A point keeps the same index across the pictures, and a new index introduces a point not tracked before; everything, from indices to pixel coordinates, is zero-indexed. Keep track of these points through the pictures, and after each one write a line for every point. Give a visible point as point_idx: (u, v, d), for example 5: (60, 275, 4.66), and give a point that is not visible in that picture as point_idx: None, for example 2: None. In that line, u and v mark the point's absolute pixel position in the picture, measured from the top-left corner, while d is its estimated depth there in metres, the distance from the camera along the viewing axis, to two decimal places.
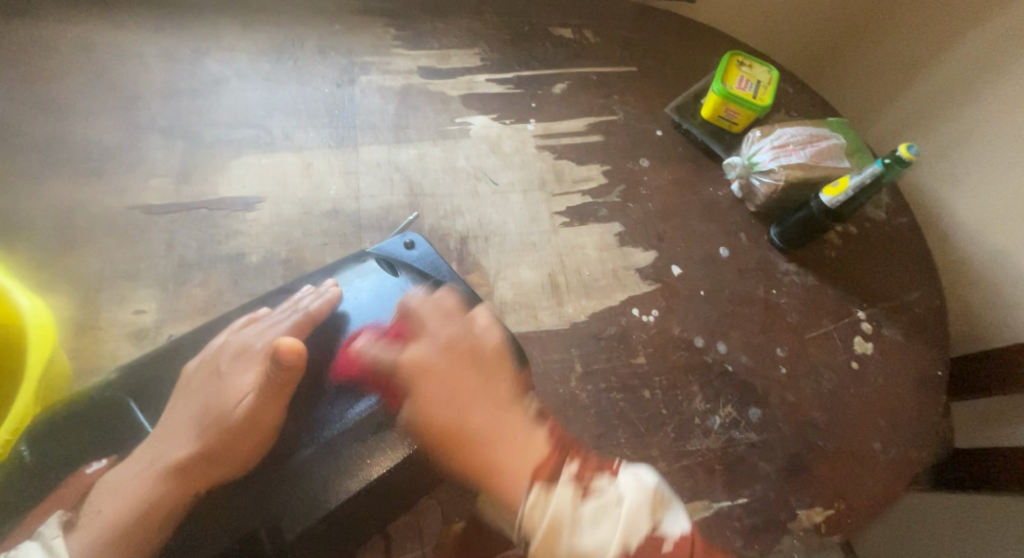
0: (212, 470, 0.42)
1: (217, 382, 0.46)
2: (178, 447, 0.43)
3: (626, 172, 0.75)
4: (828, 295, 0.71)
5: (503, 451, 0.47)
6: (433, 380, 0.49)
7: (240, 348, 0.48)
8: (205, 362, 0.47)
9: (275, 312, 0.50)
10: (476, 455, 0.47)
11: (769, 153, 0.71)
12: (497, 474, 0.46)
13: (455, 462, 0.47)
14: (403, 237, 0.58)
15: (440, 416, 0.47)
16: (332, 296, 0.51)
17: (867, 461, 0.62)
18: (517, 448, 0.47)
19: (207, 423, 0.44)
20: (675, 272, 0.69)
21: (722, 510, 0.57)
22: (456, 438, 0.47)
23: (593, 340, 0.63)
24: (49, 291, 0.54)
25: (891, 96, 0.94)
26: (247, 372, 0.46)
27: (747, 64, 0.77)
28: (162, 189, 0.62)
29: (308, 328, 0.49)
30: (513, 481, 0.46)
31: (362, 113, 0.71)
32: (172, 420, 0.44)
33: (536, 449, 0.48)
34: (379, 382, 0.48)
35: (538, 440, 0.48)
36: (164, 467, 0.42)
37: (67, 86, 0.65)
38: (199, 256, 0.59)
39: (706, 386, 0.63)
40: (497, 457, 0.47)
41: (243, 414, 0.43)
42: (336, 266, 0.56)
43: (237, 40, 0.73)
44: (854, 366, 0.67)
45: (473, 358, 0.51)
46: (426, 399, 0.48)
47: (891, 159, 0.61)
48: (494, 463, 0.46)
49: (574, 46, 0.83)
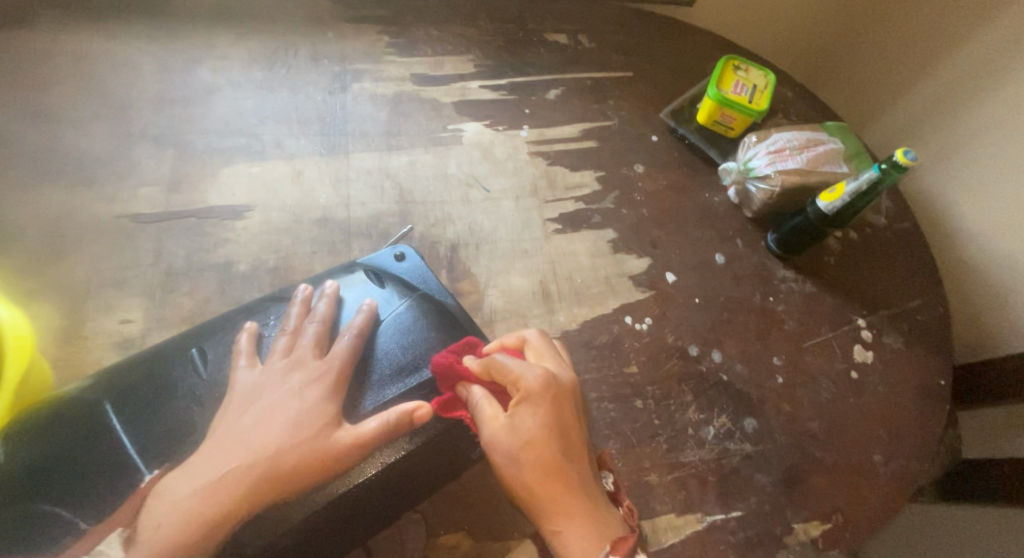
0: (281, 493, 0.41)
1: (277, 382, 0.45)
2: (237, 440, 0.42)
3: (619, 178, 0.74)
4: (827, 302, 0.70)
5: (572, 523, 0.43)
6: (523, 441, 0.44)
7: (314, 370, 0.46)
8: (217, 379, 0.46)
9: (308, 327, 0.49)
10: (567, 495, 0.44)
11: (765, 158, 0.69)
12: (568, 520, 0.43)
13: (529, 483, 0.44)
14: (393, 247, 0.58)
15: (529, 442, 0.44)
16: (369, 310, 0.50)
17: (867, 473, 0.60)
18: (588, 524, 0.43)
19: (264, 420, 0.43)
20: (670, 279, 0.68)
21: (715, 523, 0.56)
22: (550, 465, 0.44)
23: (584, 348, 0.62)
24: (36, 300, 0.55)
25: (895, 100, 0.92)
26: (316, 399, 0.44)
27: (743, 68, 0.75)
28: (152, 198, 0.62)
29: (329, 335, 0.49)
30: (583, 539, 0.43)
31: (354, 121, 0.71)
32: (237, 434, 0.42)
33: (614, 521, 0.44)
34: (362, 396, 0.47)
35: (609, 516, 0.44)
36: (228, 484, 0.40)
37: (59, 96, 0.66)
38: (187, 264, 0.59)
39: (700, 395, 0.62)
40: (565, 529, 0.43)
41: (342, 450, 0.42)
42: (325, 274, 0.55)
43: (230, 49, 0.73)
44: (853, 376, 0.65)
45: (559, 408, 0.46)
46: (530, 421, 0.45)
47: (888, 165, 0.59)
48: (561, 532, 0.43)
49: (569, 51, 0.82)
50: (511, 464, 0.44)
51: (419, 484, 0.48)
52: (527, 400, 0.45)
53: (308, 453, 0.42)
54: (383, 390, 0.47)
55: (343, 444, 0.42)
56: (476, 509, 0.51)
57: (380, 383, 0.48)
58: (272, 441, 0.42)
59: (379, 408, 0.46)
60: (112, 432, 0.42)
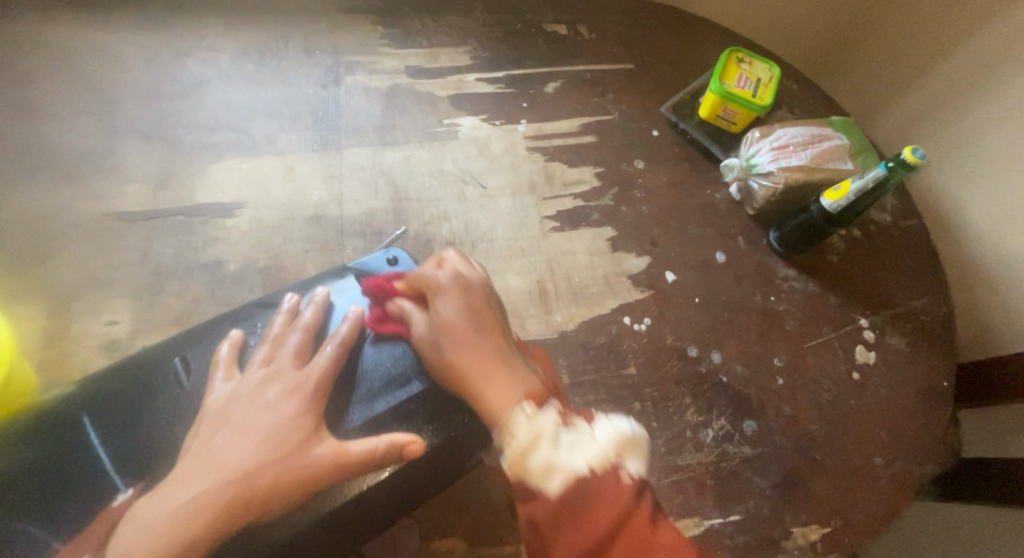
0: (260, 512, 0.40)
1: (256, 397, 0.44)
2: (214, 459, 0.41)
3: (619, 175, 0.72)
4: (829, 301, 0.68)
5: (492, 383, 0.47)
6: (442, 327, 0.49)
7: (292, 382, 0.45)
8: (195, 389, 0.45)
9: (292, 336, 0.48)
10: (485, 362, 0.48)
11: (768, 154, 0.68)
12: (489, 381, 0.47)
13: (448, 358, 0.47)
14: (386, 251, 0.55)
15: (448, 323, 0.49)
16: (356, 318, 0.49)
17: (867, 476, 0.59)
18: (507, 382, 0.47)
19: (241, 438, 0.42)
20: (669, 278, 0.67)
21: (713, 527, 0.55)
22: (463, 340, 0.48)
23: (581, 349, 0.61)
24: (20, 303, 0.54)
25: (905, 92, 0.89)
26: (294, 412, 0.43)
27: (747, 61, 0.73)
28: (140, 195, 0.61)
29: (311, 345, 0.47)
30: (507, 393, 0.46)
31: (347, 115, 0.70)
32: (213, 451, 0.41)
33: (532, 382, 0.48)
34: (348, 410, 0.45)
35: (530, 381, 0.48)
36: (202, 504, 0.39)
37: (43, 89, 0.64)
38: (176, 264, 0.58)
39: (699, 397, 0.61)
40: (486, 389, 0.46)
41: (325, 467, 0.41)
42: (315, 279, 0.54)
43: (219, 40, 0.71)
44: (855, 377, 0.65)
45: (472, 297, 0.52)
46: (445, 308, 0.50)
47: (894, 162, 0.58)
48: (485, 392, 0.46)
49: (568, 42, 0.80)
50: (430, 344, 0.48)
51: (408, 496, 0.47)
52: (439, 293, 0.51)
53: (287, 469, 0.41)
54: (371, 405, 0.46)
55: (326, 461, 0.42)
56: (470, 514, 0.50)
57: (371, 396, 0.46)
58: (249, 459, 0.41)
59: (366, 424, 0.45)
60: (90, 448, 0.41)
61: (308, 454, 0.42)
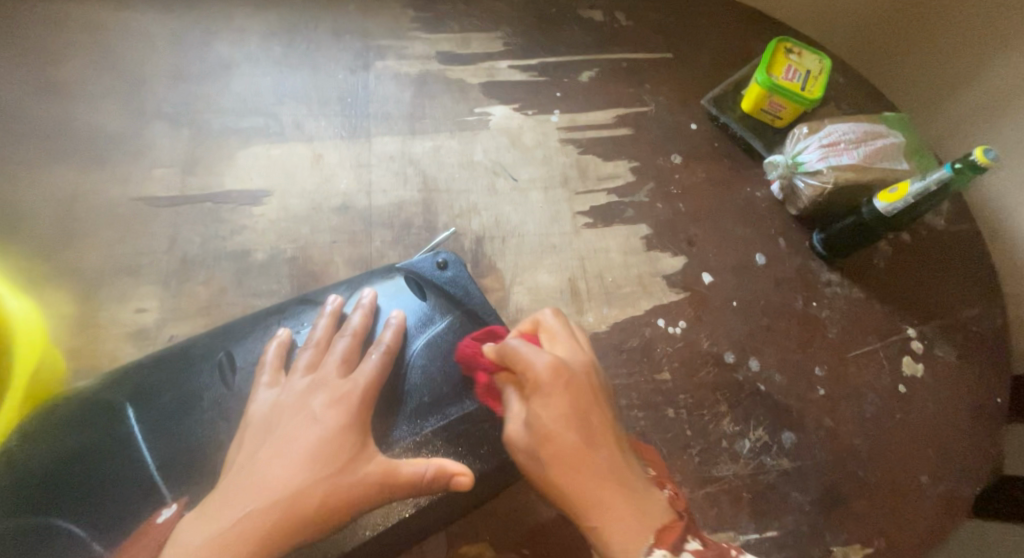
0: (307, 533, 0.38)
1: (302, 410, 0.42)
2: (260, 480, 0.39)
3: (656, 170, 0.69)
4: (875, 309, 0.65)
5: (611, 519, 0.40)
6: (548, 439, 0.42)
7: (337, 391, 0.43)
8: (242, 391, 0.44)
9: (339, 342, 0.46)
10: (600, 488, 0.41)
11: (817, 152, 0.64)
12: (612, 519, 0.40)
13: (559, 483, 0.41)
14: (435, 255, 0.54)
15: (552, 427, 0.42)
16: (399, 325, 0.47)
17: (913, 496, 0.56)
18: (630, 516, 0.40)
19: (286, 455, 0.40)
20: (706, 280, 0.64)
21: (749, 542, 0.53)
22: (576, 458, 0.41)
23: (614, 351, 0.59)
24: (49, 288, 0.53)
25: (959, 85, 0.81)
26: (339, 425, 0.41)
27: (796, 52, 0.69)
28: (167, 180, 0.59)
29: (357, 351, 0.46)
30: (633, 532, 0.39)
31: (376, 102, 0.67)
32: (257, 466, 0.39)
33: (661, 510, 0.41)
34: (395, 426, 0.45)
35: (658, 507, 0.41)
36: (245, 528, 0.37)
37: (73, 70, 0.63)
38: (203, 252, 0.57)
39: (736, 406, 0.59)
40: (603, 524, 0.40)
41: (374, 487, 0.40)
42: (363, 278, 0.52)
43: (247, 21, 0.69)
44: (901, 390, 0.61)
45: (577, 385, 0.44)
46: (546, 412, 0.42)
47: (962, 164, 0.54)
48: (602, 526, 0.40)
49: (605, 28, 0.77)
50: (534, 461, 0.42)
51: (442, 511, 0.45)
52: (539, 391, 0.43)
53: (336, 489, 0.39)
54: (420, 422, 0.45)
55: (374, 479, 0.40)
56: (497, 520, 0.48)
57: (419, 414, 0.45)
58: (294, 478, 0.39)
59: (413, 442, 0.44)
60: (136, 446, 0.41)
61: (358, 476, 0.40)
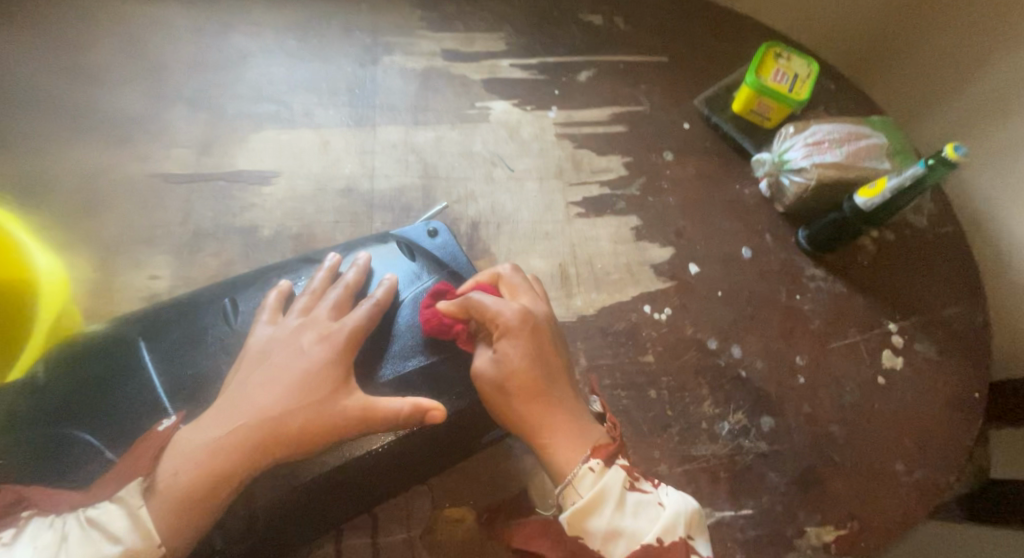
0: (290, 453, 0.41)
1: (292, 346, 0.45)
2: (251, 403, 0.42)
3: (648, 165, 0.72)
4: (857, 304, 0.67)
5: (559, 437, 0.46)
6: (513, 376, 0.46)
7: (325, 330, 0.46)
8: (241, 330, 0.48)
9: (332, 291, 0.49)
10: (555, 417, 0.46)
11: (802, 150, 0.67)
12: (559, 438, 0.46)
13: (520, 411, 0.46)
14: (427, 224, 0.59)
15: (519, 366, 0.46)
16: (391, 284, 0.50)
17: (887, 482, 0.58)
18: (574, 436, 0.46)
19: (277, 383, 0.43)
20: (693, 270, 0.67)
21: (724, 520, 0.54)
22: (535, 393, 0.46)
23: (600, 333, 0.62)
24: (73, 250, 0.57)
25: (952, 84, 0.82)
26: (325, 360, 0.44)
27: (785, 56, 0.72)
28: (184, 158, 0.63)
29: (350, 297, 0.49)
30: (574, 450, 0.45)
31: (383, 93, 0.71)
32: (247, 394, 0.42)
33: (598, 432, 0.47)
34: (381, 364, 0.47)
35: (597, 431, 0.47)
36: (234, 442, 0.40)
37: (101, 56, 0.67)
38: (214, 226, 0.60)
39: (716, 389, 0.61)
40: (552, 441, 0.45)
41: (352, 421, 0.42)
42: (359, 242, 0.56)
43: (265, 16, 0.74)
44: (880, 382, 0.63)
45: (540, 332, 0.48)
46: (512, 352, 0.47)
47: (935, 160, 0.57)
48: (554, 445, 0.45)
49: (604, 32, 0.80)
50: (501, 397, 0.46)
51: (424, 460, 0.49)
52: (507, 336, 0.47)
53: (316, 417, 0.42)
54: (403, 362, 0.48)
55: (354, 412, 0.42)
56: (481, 484, 0.51)
57: (402, 355, 0.48)
58: (279, 405, 0.42)
59: (396, 379, 0.47)
60: (142, 372, 0.45)
61: (341, 408, 0.42)
